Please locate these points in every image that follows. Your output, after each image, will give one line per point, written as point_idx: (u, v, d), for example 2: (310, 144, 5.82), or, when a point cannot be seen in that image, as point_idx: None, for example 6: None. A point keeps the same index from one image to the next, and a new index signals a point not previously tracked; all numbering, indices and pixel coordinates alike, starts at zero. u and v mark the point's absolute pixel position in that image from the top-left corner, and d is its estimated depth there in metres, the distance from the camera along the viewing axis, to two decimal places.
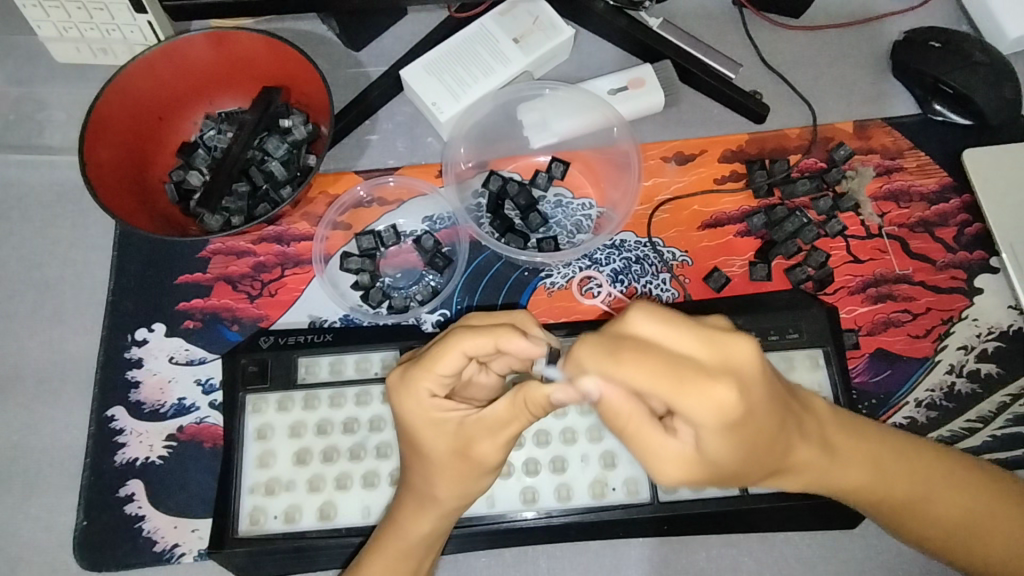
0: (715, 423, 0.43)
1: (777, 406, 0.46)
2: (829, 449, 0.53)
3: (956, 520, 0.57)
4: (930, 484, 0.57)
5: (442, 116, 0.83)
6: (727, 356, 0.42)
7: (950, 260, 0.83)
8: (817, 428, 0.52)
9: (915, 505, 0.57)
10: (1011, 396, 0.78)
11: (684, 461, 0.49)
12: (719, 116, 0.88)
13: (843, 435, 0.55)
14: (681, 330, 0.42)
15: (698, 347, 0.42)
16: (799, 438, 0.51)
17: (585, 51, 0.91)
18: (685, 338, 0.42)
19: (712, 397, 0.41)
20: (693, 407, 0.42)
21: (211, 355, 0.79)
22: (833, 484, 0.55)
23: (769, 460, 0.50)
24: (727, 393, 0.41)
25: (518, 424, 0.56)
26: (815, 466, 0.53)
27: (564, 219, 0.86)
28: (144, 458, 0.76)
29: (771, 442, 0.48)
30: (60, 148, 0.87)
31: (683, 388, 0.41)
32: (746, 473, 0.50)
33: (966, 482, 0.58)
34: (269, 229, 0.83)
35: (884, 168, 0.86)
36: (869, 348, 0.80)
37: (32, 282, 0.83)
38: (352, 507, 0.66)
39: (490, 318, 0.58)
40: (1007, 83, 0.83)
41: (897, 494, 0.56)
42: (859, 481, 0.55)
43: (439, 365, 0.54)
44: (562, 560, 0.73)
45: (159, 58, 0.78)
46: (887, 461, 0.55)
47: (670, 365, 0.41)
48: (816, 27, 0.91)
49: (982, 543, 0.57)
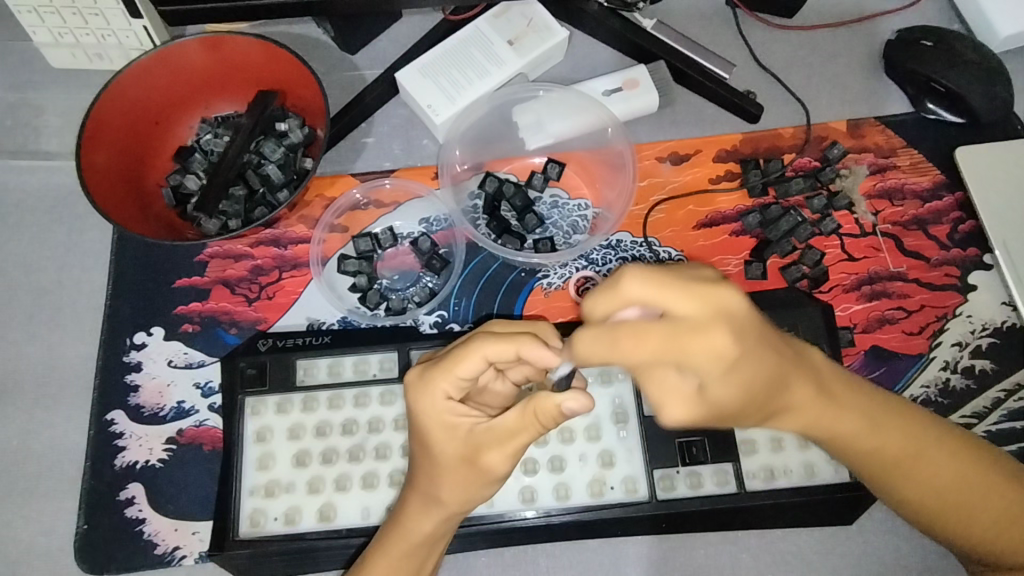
0: (716, 372, 0.42)
1: (770, 349, 0.45)
2: (825, 393, 0.51)
3: (949, 484, 0.55)
4: (924, 444, 0.55)
5: (437, 119, 0.84)
6: (718, 305, 0.42)
7: (944, 257, 0.83)
8: (813, 368, 0.50)
9: (908, 463, 0.55)
10: (1006, 392, 0.79)
11: (685, 400, 0.44)
12: (713, 116, 0.89)
13: (839, 381, 0.53)
14: (672, 291, 0.42)
15: (690, 304, 0.42)
16: (796, 377, 0.49)
17: (579, 52, 0.91)
18: (676, 296, 0.42)
19: (709, 345, 0.41)
20: (693, 361, 0.42)
21: (210, 358, 0.79)
22: (830, 432, 0.53)
23: (764, 402, 0.47)
24: (726, 342, 0.41)
25: (527, 435, 0.55)
26: (809, 410, 0.51)
27: (561, 219, 0.87)
28: (143, 461, 0.76)
29: (768, 385, 0.46)
30: (58, 153, 0.87)
31: (684, 349, 0.41)
32: (739, 418, 0.48)
33: (962, 447, 0.56)
34: (267, 232, 0.84)
35: (878, 166, 0.87)
36: (864, 346, 0.80)
37: (29, 287, 0.83)
38: (352, 508, 0.67)
39: (517, 326, 0.59)
40: (999, 81, 0.83)
41: (891, 448, 0.54)
42: (853, 432, 0.53)
43: (459, 368, 0.54)
44: (561, 558, 0.73)
45: (154, 64, 0.78)
46: (878, 415, 0.54)
47: (670, 333, 0.41)
48: (808, 27, 0.92)
49: (975, 513, 0.56)
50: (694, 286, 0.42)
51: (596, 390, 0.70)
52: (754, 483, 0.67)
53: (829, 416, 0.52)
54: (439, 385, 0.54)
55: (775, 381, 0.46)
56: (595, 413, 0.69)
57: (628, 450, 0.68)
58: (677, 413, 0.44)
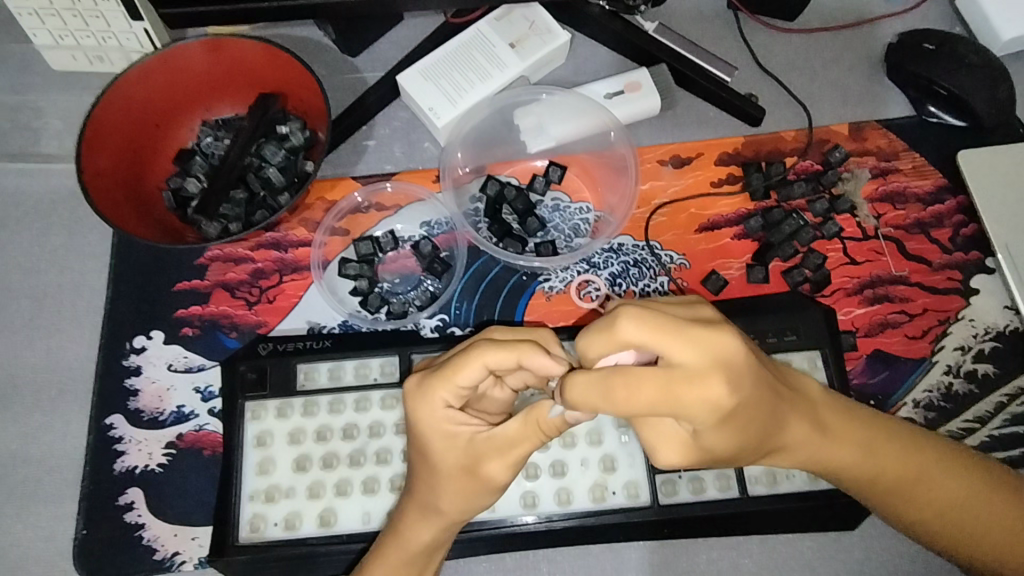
0: (709, 418, 0.45)
1: (767, 397, 0.47)
2: (822, 429, 0.53)
3: (954, 505, 0.55)
4: (925, 469, 0.55)
5: (439, 122, 0.83)
6: (716, 354, 0.44)
7: (946, 261, 0.83)
8: (808, 403, 0.52)
9: (909, 488, 0.55)
10: (1008, 396, 0.78)
11: (683, 446, 0.50)
12: (715, 119, 0.89)
13: (834, 414, 0.54)
14: (670, 339, 0.44)
15: (688, 353, 0.44)
16: (790, 413, 0.51)
17: (581, 55, 0.91)
18: (672, 343, 0.44)
19: (704, 394, 0.44)
20: (690, 408, 0.45)
21: (211, 363, 0.79)
22: (826, 464, 0.54)
23: (761, 438, 0.49)
24: (721, 392, 0.44)
25: (528, 446, 0.56)
26: (806, 446, 0.52)
27: (562, 222, 0.86)
28: (143, 466, 0.76)
29: (762, 425, 0.48)
30: (58, 156, 0.87)
31: (680, 398, 0.44)
32: (736, 455, 0.49)
33: (962, 467, 0.56)
34: (268, 235, 0.84)
35: (880, 170, 0.86)
36: (867, 350, 0.80)
37: (29, 290, 0.83)
38: (353, 513, 0.66)
39: (518, 334, 0.59)
40: (1001, 84, 0.83)
41: (890, 475, 0.55)
42: (850, 461, 0.54)
43: (459, 376, 0.54)
44: (562, 563, 0.73)
45: (156, 66, 0.78)
46: (876, 443, 0.54)
47: (662, 386, 0.44)
48: (809, 30, 0.91)
49: (980, 534, 0.56)
50: (691, 334, 0.44)
51: None
52: (757, 488, 0.66)
53: (829, 451, 0.53)
54: (439, 394, 0.54)
55: (770, 421, 0.49)
56: (597, 417, 0.69)
57: (630, 455, 0.68)
58: (670, 460, 0.50)
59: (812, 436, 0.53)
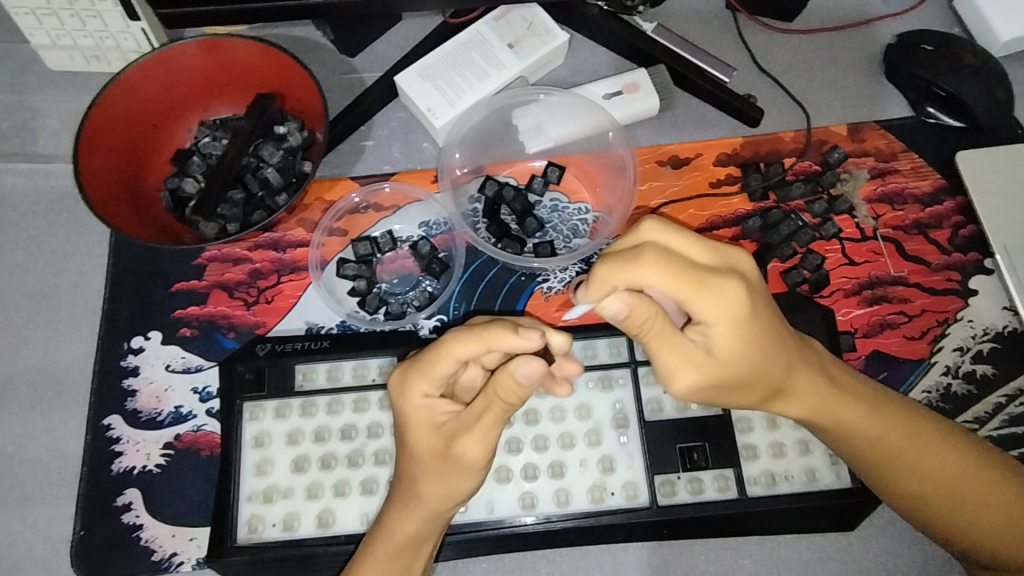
0: (727, 321, 0.52)
1: (780, 337, 0.55)
2: (825, 379, 0.59)
3: (949, 480, 0.59)
4: (924, 439, 0.60)
5: (437, 122, 0.83)
6: (726, 260, 0.54)
7: (945, 261, 0.83)
8: (814, 356, 0.59)
9: (907, 457, 0.59)
10: (1007, 397, 0.78)
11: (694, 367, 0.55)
12: (713, 120, 0.89)
13: (837, 372, 0.61)
14: (689, 240, 0.53)
15: (707, 256, 0.53)
16: (797, 356, 0.57)
17: (579, 56, 0.91)
18: (693, 247, 0.53)
19: (725, 291, 0.52)
20: (710, 307, 0.52)
21: (208, 363, 0.79)
22: (831, 419, 0.59)
23: (765, 374, 0.56)
24: (738, 290, 0.52)
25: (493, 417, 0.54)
26: (809, 393, 0.58)
27: (561, 223, 0.86)
28: (140, 467, 0.75)
29: (767, 353, 0.55)
30: (54, 156, 0.87)
31: (702, 289, 0.51)
32: (742, 387, 0.56)
33: (960, 446, 0.60)
34: (265, 235, 0.83)
35: (878, 170, 0.86)
36: (866, 350, 0.80)
37: (25, 291, 0.82)
38: (351, 514, 0.66)
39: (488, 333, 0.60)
40: (999, 85, 0.83)
41: (892, 437, 0.59)
42: (856, 421, 0.59)
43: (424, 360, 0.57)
44: (560, 564, 0.73)
45: (151, 66, 0.77)
46: (879, 406, 0.60)
47: (693, 269, 0.51)
48: (808, 31, 0.91)
49: (977, 509, 0.59)
50: (705, 241, 0.54)
51: (596, 396, 0.69)
52: (756, 489, 0.66)
53: (832, 401, 0.59)
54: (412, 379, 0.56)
55: (778, 356, 0.55)
56: (595, 418, 0.69)
57: (629, 455, 0.68)
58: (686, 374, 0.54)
59: (816, 385, 0.58)
